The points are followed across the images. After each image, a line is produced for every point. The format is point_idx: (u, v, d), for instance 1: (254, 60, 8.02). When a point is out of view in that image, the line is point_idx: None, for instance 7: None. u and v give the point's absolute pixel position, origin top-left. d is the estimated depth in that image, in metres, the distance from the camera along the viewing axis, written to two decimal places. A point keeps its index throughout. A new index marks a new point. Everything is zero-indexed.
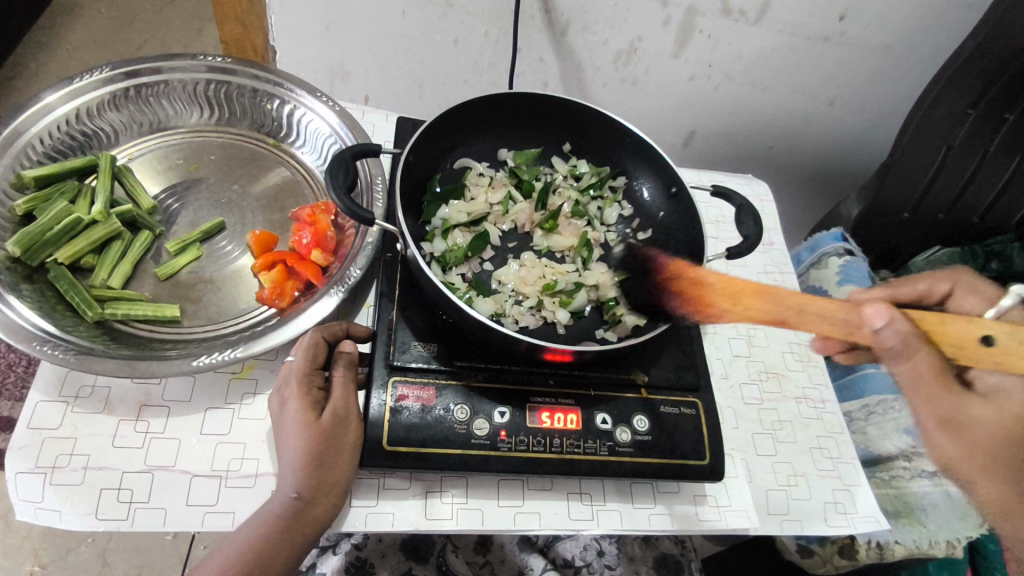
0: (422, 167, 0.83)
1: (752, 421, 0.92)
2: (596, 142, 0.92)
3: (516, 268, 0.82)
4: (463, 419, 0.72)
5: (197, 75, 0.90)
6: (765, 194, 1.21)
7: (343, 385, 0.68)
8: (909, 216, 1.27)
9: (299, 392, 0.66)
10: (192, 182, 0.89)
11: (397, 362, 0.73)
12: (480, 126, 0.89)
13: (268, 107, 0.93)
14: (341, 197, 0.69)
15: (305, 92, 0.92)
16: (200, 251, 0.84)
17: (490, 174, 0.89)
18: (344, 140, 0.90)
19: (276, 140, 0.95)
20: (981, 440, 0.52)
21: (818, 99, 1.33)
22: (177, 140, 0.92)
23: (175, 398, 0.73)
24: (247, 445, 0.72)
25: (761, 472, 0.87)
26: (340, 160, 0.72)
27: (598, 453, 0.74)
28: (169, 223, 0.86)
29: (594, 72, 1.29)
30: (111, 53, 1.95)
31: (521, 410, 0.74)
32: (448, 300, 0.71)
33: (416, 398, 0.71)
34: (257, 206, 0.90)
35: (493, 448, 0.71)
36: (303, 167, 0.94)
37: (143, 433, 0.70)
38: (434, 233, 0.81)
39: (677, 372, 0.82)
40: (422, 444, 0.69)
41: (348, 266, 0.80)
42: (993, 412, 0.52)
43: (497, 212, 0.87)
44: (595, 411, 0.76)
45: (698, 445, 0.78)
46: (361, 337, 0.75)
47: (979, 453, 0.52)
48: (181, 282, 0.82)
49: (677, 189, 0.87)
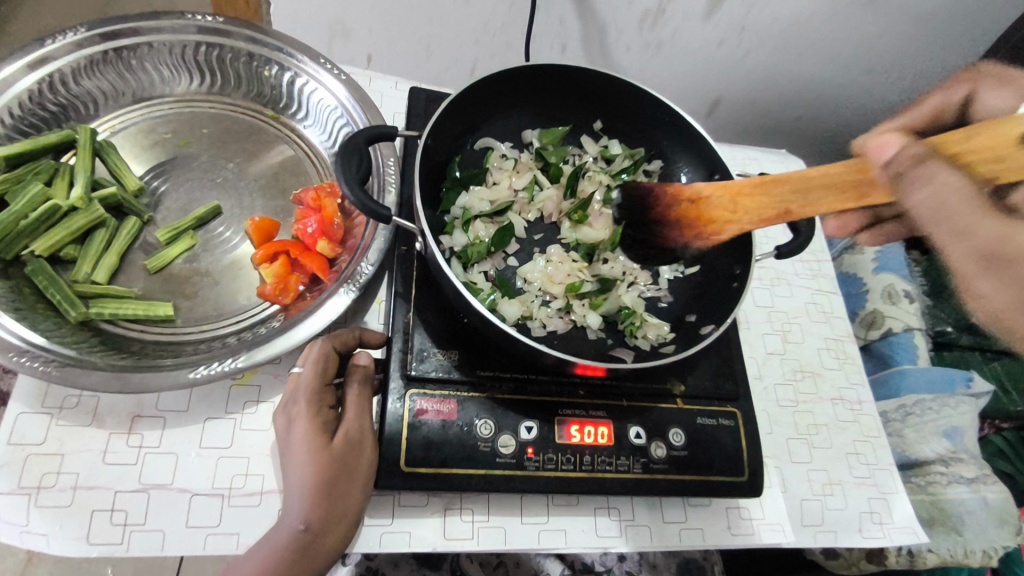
0: (441, 149, 0.74)
1: (786, 425, 0.87)
2: (631, 120, 0.83)
3: (543, 264, 0.74)
4: (487, 436, 0.65)
5: (185, 37, 0.80)
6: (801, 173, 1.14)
7: (357, 403, 0.62)
8: None
9: (310, 411, 0.60)
10: (182, 160, 0.80)
11: (415, 373, 0.66)
12: (504, 102, 0.80)
13: (266, 73, 0.84)
14: (354, 189, 0.60)
15: (308, 59, 0.82)
16: (194, 239, 0.76)
17: (514, 155, 0.80)
18: (352, 115, 0.81)
19: (275, 111, 0.85)
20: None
21: (857, 69, 1.22)
22: (165, 111, 0.82)
23: (171, 408, 0.67)
24: (251, 460, 0.66)
25: (796, 481, 0.83)
26: (353, 148, 0.63)
27: (631, 471, 0.68)
28: (157, 208, 0.78)
29: (617, 35, 1.18)
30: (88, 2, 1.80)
31: (549, 423, 0.68)
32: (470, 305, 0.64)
33: (436, 412, 0.65)
34: (255, 187, 0.81)
35: (519, 468, 0.65)
36: (306, 143, 0.85)
37: (137, 447, 0.64)
38: (454, 224, 0.73)
39: (715, 381, 0.76)
40: (443, 463, 0.64)
41: (358, 261, 0.72)
42: None
43: (522, 199, 0.78)
44: (628, 425, 0.70)
45: (737, 460, 0.72)
46: (375, 344, 0.68)
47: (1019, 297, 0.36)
48: (174, 275, 0.74)
49: (722, 176, 0.79)
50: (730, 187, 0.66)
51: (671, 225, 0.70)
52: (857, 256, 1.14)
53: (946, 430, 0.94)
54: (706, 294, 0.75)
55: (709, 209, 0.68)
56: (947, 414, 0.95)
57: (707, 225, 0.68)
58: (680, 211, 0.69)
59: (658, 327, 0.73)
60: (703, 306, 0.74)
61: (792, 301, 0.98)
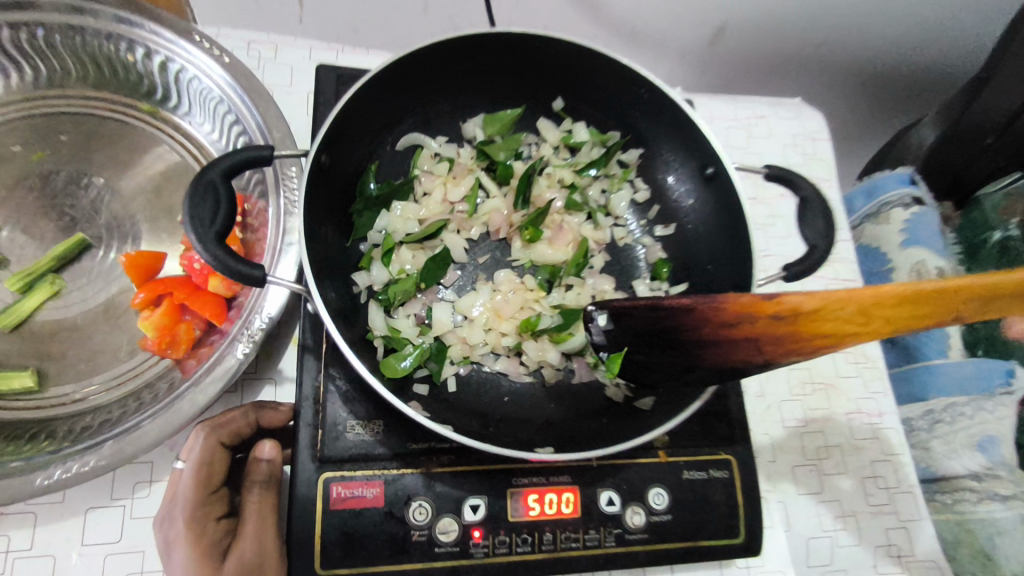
0: (349, 159, 0.58)
1: (791, 451, 0.75)
2: (600, 96, 0.65)
3: (488, 295, 0.60)
4: (423, 523, 0.55)
5: None
6: (816, 132, 0.91)
7: (256, 521, 0.50)
8: (994, 141, 0.97)
9: (190, 536, 0.47)
10: (37, 180, 0.64)
11: (328, 454, 0.54)
12: (435, 86, 0.62)
13: (128, 58, 0.65)
14: (209, 247, 0.45)
15: (173, 34, 0.63)
16: (57, 285, 0.62)
17: (452, 154, 0.64)
18: (239, 110, 0.63)
19: (151, 105, 0.68)
20: None
21: None
22: (9, 119, 0.65)
23: (44, 499, 0.57)
24: (147, 554, 0.57)
25: (802, 516, 0.72)
26: (208, 183, 0.47)
27: (602, 546, 0.58)
28: (11, 245, 0.63)
29: None
30: None
31: (501, 497, 0.57)
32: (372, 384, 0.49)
33: (358, 499, 0.54)
34: (134, 209, 0.66)
35: (464, 557, 0.55)
36: (193, 144, 0.68)
37: (3, 553, 0.55)
38: (371, 256, 0.58)
39: (704, 423, 0.64)
40: (370, 560, 0.53)
41: (254, 309, 0.58)
42: None
43: (461, 213, 0.62)
44: (599, 489, 0.59)
45: (731, 519, 0.61)
46: (277, 423, 0.55)
47: None
48: (35, 331, 0.61)
49: (716, 169, 0.61)
50: (813, 318, 0.45)
51: (750, 345, 0.47)
52: (882, 225, 0.98)
53: (981, 442, 0.80)
54: None
55: (834, 327, 0.45)
56: (982, 421, 0.81)
57: (806, 335, 0.46)
58: (748, 340, 0.47)
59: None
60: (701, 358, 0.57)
61: None
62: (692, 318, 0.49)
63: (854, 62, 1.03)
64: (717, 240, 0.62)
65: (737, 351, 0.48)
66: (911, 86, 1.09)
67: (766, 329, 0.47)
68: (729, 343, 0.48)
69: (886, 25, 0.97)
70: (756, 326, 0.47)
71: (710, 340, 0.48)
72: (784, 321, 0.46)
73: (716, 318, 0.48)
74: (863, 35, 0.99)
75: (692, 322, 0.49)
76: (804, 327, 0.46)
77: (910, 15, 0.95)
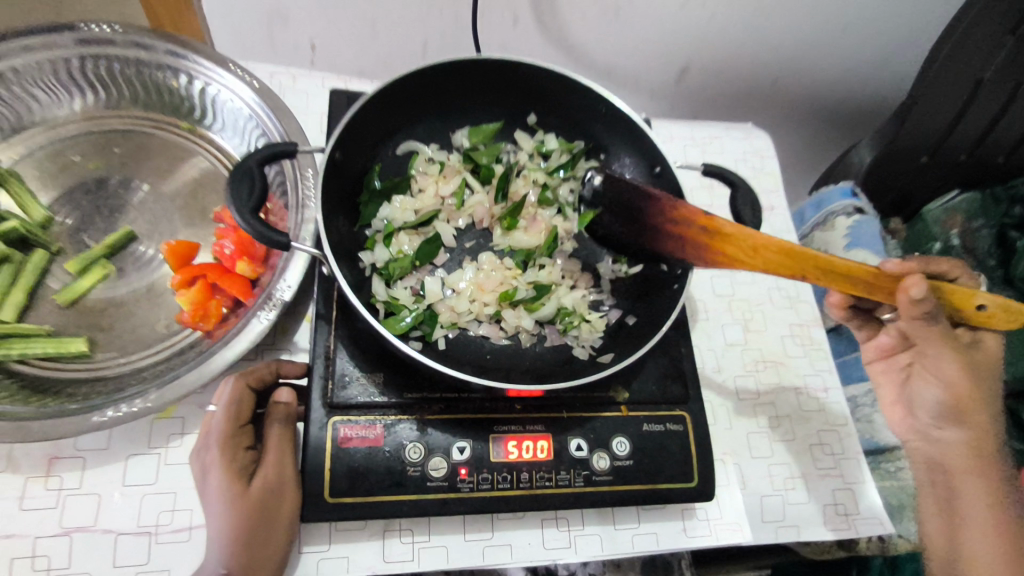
0: (356, 159, 0.70)
1: (745, 420, 0.84)
2: (565, 111, 0.78)
3: (472, 273, 0.71)
4: (417, 460, 0.64)
5: (62, 52, 0.72)
6: (765, 149, 1.04)
7: (277, 451, 0.60)
8: (927, 159, 1.18)
9: (223, 459, 0.57)
10: (93, 183, 0.76)
11: (337, 401, 0.64)
12: (428, 103, 0.75)
13: (174, 84, 0.78)
14: (245, 218, 0.56)
15: (212, 63, 0.76)
16: (108, 268, 0.72)
17: (442, 158, 0.76)
18: (265, 124, 0.75)
19: (191, 123, 0.80)
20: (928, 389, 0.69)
21: (835, 24, 1.11)
22: (72, 132, 0.77)
23: (91, 446, 0.66)
24: (178, 495, 0.66)
25: (756, 476, 0.81)
26: (245, 169, 0.59)
27: (572, 485, 0.67)
28: (69, 235, 0.73)
29: (570, 5, 1.05)
30: None
31: (484, 441, 0.66)
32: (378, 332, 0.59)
33: (362, 439, 0.63)
34: (173, 207, 0.77)
35: (452, 490, 0.64)
36: (224, 154, 0.80)
37: (55, 491, 0.63)
38: (374, 239, 0.69)
39: (662, 384, 0.73)
40: (371, 491, 0.62)
41: (276, 281, 0.69)
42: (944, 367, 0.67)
43: (450, 206, 0.74)
44: (569, 437, 0.68)
45: (685, 465, 0.70)
46: (294, 375, 0.65)
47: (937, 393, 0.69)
48: (88, 308, 0.71)
49: (662, 168, 0.74)
50: (724, 241, 0.62)
51: (680, 240, 0.65)
52: (828, 233, 1.10)
53: None
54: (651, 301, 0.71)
55: (732, 252, 0.61)
56: None
57: (716, 251, 0.62)
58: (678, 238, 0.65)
59: (592, 327, 0.70)
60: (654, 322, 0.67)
61: (753, 287, 0.95)
62: (652, 208, 0.66)
63: (806, 95, 1.28)
64: None
65: (670, 243, 0.66)
66: (850, 107, 1.31)
67: (693, 236, 0.64)
68: (666, 234, 0.66)
69: (820, 62, 1.20)
70: (688, 229, 0.64)
71: (659, 227, 0.66)
72: (705, 233, 0.63)
73: (667, 214, 0.65)
74: (804, 66, 1.20)
75: (653, 210, 0.66)
76: (714, 243, 0.62)
77: (837, 52, 1.17)
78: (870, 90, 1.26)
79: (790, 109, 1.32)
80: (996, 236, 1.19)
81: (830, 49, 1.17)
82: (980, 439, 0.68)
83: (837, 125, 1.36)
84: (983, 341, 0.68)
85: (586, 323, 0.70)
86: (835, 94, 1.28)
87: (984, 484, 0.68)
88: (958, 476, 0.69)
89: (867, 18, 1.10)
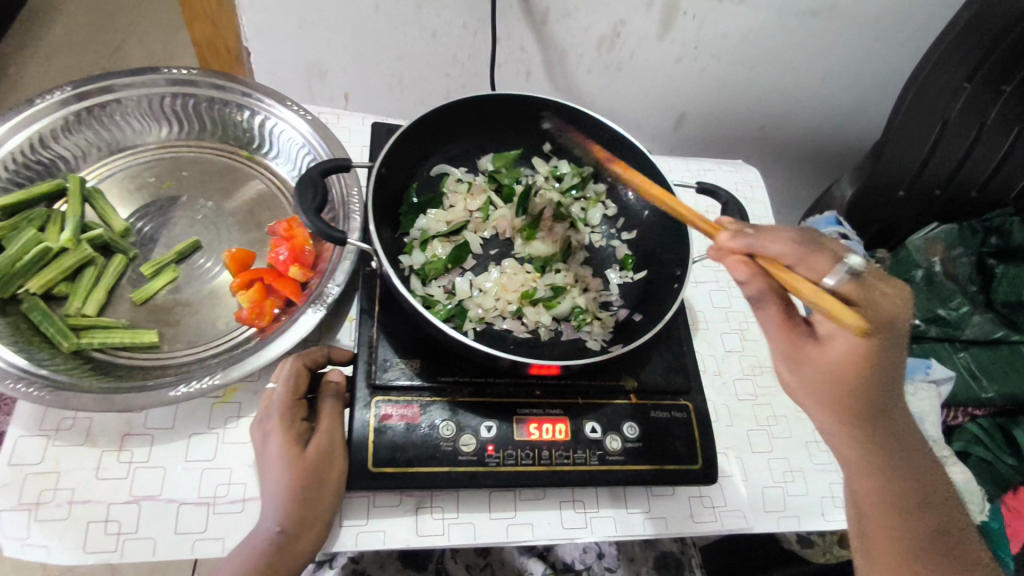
0: (397, 177, 0.81)
1: (745, 418, 0.91)
2: (576, 140, 0.90)
3: (497, 275, 0.80)
4: (450, 436, 0.72)
5: (156, 90, 0.86)
6: (755, 181, 1.16)
7: (328, 421, 0.68)
8: (905, 193, 1.28)
9: (282, 425, 0.66)
10: (165, 202, 0.87)
11: (379, 382, 0.72)
12: (458, 132, 0.87)
13: (239, 118, 0.90)
14: (310, 217, 0.67)
15: (274, 101, 0.88)
16: (176, 272, 0.82)
17: (469, 179, 0.87)
18: (317, 151, 0.87)
19: (250, 152, 0.92)
20: (815, 377, 0.59)
21: (813, 76, 1.25)
22: (147, 157, 0.89)
23: (158, 426, 0.74)
24: (234, 470, 0.73)
25: (757, 469, 0.87)
26: (309, 178, 0.70)
27: (588, 463, 0.74)
28: (144, 245, 0.84)
29: (577, 59, 1.19)
30: (96, 66, 1.96)
31: (508, 422, 0.74)
32: (421, 316, 0.69)
33: (401, 417, 0.71)
34: (233, 222, 0.88)
35: (481, 464, 0.71)
36: (278, 178, 0.92)
37: (127, 463, 0.71)
38: (412, 245, 0.79)
39: (667, 376, 0.81)
40: (409, 463, 0.69)
41: (325, 282, 0.78)
42: (825, 354, 0.58)
43: (477, 219, 0.85)
44: (584, 420, 0.76)
45: (690, 449, 0.78)
46: (343, 360, 0.75)
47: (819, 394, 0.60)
48: (158, 305, 0.81)
49: (662, 186, 0.85)
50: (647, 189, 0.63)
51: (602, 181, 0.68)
52: None
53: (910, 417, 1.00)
54: (655, 300, 0.80)
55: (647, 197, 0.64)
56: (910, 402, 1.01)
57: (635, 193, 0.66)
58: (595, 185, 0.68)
59: (603, 323, 0.80)
60: (658, 317, 0.76)
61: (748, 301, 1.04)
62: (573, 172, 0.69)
63: (788, 138, 1.41)
64: (666, 237, 0.84)
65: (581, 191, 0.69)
66: (828, 146, 1.43)
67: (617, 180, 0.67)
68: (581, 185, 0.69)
69: (798, 108, 1.33)
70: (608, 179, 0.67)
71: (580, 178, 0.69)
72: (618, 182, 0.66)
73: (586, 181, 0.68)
74: (784, 110, 1.33)
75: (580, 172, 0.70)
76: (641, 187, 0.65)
77: (815, 100, 1.31)
78: (849, 132, 1.39)
79: (778, 151, 1.45)
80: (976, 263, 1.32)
81: (806, 93, 1.29)
82: (860, 454, 0.63)
83: (819, 164, 1.49)
84: (832, 340, 0.57)
85: (596, 319, 0.79)
86: (813, 135, 1.40)
87: (880, 481, 0.63)
88: (855, 472, 0.64)
89: (840, 69, 1.23)
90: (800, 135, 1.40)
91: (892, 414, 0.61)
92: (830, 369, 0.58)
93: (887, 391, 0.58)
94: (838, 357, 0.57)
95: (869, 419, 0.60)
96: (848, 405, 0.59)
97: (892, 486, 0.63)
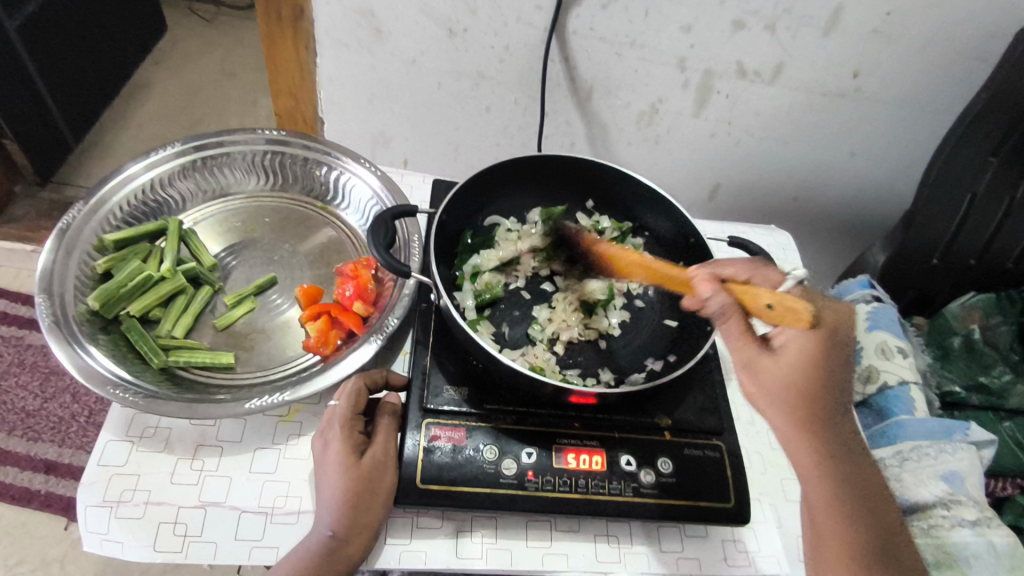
0: (455, 223, 0.91)
1: (778, 466, 0.93)
2: (618, 198, 0.99)
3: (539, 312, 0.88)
4: (492, 459, 0.76)
5: (255, 147, 1.00)
6: (787, 244, 1.22)
7: (383, 435, 0.75)
8: (938, 261, 1.30)
9: (342, 435, 0.73)
10: (248, 243, 0.98)
11: (431, 406, 0.79)
12: (510, 187, 0.97)
13: (318, 173, 1.02)
14: (382, 253, 0.75)
15: (351, 159, 1.00)
16: (253, 303, 0.92)
17: (518, 229, 0.96)
18: (384, 202, 0.97)
19: (325, 203, 1.03)
20: (777, 385, 0.65)
21: (842, 151, 1.32)
22: (236, 205, 1.02)
23: (228, 439, 0.81)
24: (291, 484, 0.79)
25: (791, 517, 0.88)
26: (381, 219, 0.79)
27: (623, 494, 0.77)
28: (226, 279, 0.95)
29: (618, 133, 1.30)
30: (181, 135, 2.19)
31: (547, 451, 0.78)
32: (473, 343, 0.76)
33: (448, 438, 0.77)
34: (306, 262, 0.98)
35: (520, 488, 0.75)
36: (348, 227, 1.02)
37: (198, 471, 0.78)
38: (463, 279, 0.88)
39: (700, 416, 0.85)
40: (454, 482, 0.74)
41: (385, 316, 0.85)
42: (780, 359, 0.66)
43: (524, 262, 0.93)
44: (620, 453, 0.80)
45: (722, 487, 0.80)
46: (398, 385, 0.83)
47: (778, 400, 0.65)
48: (236, 332, 0.90)
49: (695, 239, 0.92)
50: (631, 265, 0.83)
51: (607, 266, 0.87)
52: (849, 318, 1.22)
53: (945, 474, 1.00)
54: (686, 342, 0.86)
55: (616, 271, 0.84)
56: (945, 460, 1.01)
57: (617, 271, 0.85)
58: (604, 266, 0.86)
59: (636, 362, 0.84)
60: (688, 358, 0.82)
61: None
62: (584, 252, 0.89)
63: (821, 209, 1.47)
64: None
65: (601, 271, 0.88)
66: (862, 218, 1.49)
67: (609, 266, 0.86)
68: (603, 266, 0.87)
69: (829, 180, 1.40)
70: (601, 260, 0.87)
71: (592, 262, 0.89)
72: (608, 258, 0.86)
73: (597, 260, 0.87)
74: (815, 183, 1.41)
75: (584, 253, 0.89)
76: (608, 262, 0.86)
77: (845, 173, 1.38)
78: (880, 204, 1.45)
79: (809, 220, 1.51)
80: (1014, 332, 1.32)
81: (838, 169, 1.36)
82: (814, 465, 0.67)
83: (852, 234, 1.54)
84: (785, 347, 0.66)
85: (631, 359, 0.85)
86: (846, 207, 1.47)
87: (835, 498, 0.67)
88: (814, 492, 0.68)
89: (868, 145, 1.30)
90: (831, 205, 1.46)
91: (844, 431, 0.68)
92: (783, 364, 0.65)
93: (827, 390, 0.65)
94: (791, 357, 0.65)
95: (827, 428, 0.66)
96: (807, 403, 0.65)
97: (844, 477, 0.67)
